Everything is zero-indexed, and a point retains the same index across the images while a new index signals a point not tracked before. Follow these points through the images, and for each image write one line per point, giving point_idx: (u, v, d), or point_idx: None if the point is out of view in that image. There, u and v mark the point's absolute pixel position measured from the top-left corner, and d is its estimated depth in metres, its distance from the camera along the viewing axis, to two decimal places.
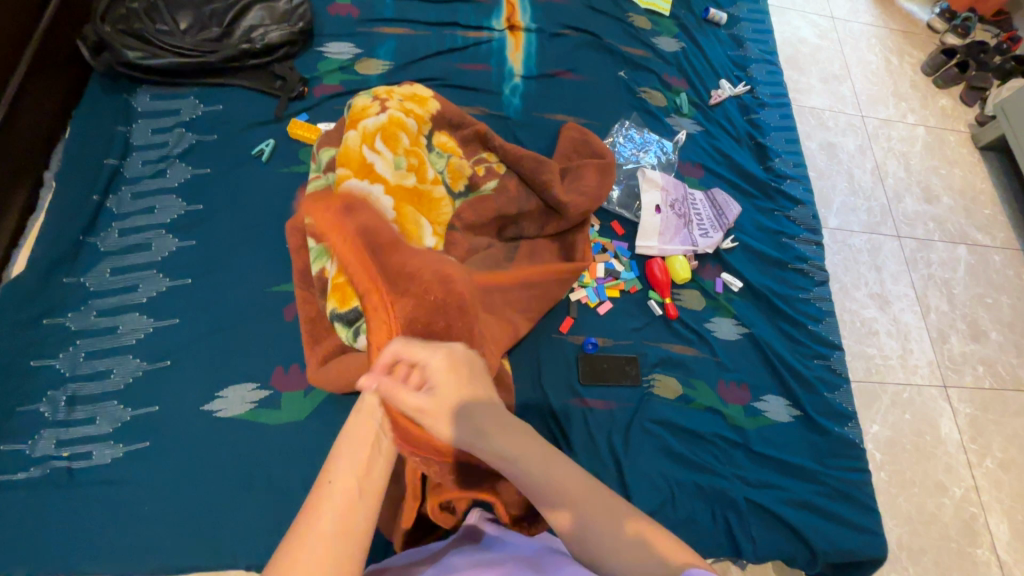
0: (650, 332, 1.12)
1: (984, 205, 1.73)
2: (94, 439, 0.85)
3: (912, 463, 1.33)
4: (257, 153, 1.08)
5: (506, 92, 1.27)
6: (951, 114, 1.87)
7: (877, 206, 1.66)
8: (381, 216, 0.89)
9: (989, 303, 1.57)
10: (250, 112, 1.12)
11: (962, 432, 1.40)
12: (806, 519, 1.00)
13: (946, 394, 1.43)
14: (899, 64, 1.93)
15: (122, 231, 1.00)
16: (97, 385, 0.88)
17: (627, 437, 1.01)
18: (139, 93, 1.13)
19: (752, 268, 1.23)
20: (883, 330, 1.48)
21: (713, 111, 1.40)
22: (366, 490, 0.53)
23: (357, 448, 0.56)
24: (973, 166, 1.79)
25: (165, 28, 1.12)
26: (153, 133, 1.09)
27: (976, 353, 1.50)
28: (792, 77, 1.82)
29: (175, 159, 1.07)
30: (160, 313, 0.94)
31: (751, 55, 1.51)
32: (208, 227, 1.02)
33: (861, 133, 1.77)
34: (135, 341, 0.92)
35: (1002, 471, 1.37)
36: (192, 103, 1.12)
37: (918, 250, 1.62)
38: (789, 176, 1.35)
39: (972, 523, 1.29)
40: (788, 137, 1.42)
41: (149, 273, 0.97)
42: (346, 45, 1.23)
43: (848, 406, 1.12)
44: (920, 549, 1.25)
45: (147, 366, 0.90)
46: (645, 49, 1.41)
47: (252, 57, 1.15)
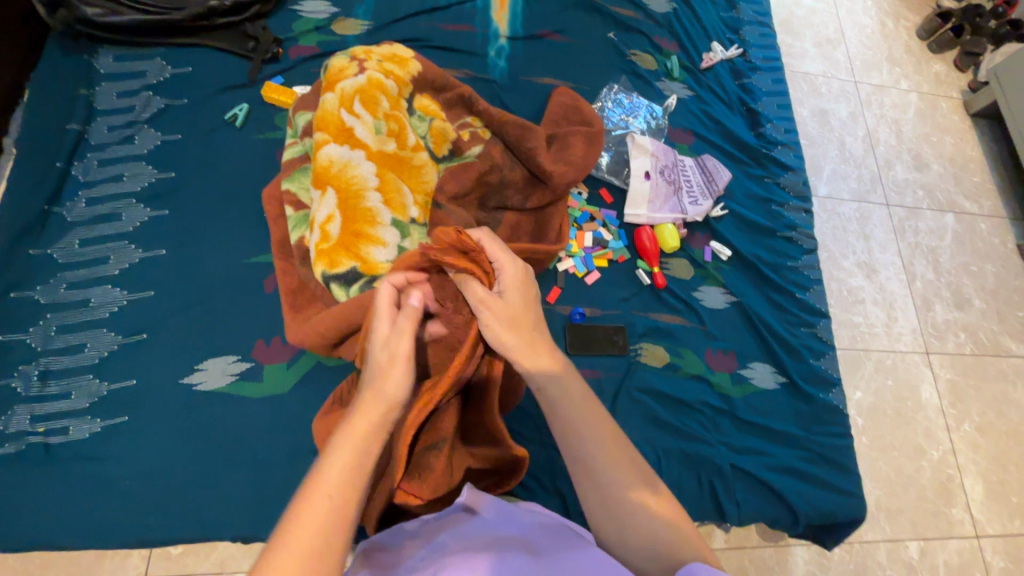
0: (638, 302, 1.11)
1: (973, 173, 1.72)
2: (70, 414, 0.83)
3: (892, 428, 1.36)
4: (230, 118, 1.03)
5: (491, 54, 1.22)
6: (944, 80, 1.85)
7: (867, 174, 1.65)
8: (367, 180, 0.86)
9: (974, 271, 1.59)
10: (222, 74, 1.07)
11: (942, 397, 1.42)
12: (790, 483, 1.02)
13: (928, 360, 1.46)
14: (895, 28, 1.89)
15: (90, 200, 0.96)
16: (70, 359, 0.86)
17: (614, 405, 1.02)
18: (101, 53, 1.06)
19: (741, 237, 1.21)
20: (868, 299, 1.49)
21: (704, 75, 1.36)
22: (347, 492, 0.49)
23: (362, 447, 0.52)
24: (964, 133, 1.78)
25: None
26: (119, 97, 1.04)
27: (959, 321, 1.52)
28: (785, 41, 1.77)
29: (144, 125, 1.02)
30: (134, 285, 0.91)
31: (744, 17, 1.46)
32: (181, 196, 0.98)
33: (854, 100, 1.75)
34: (109, 314, 0.89)
35: (979, 435, 1.40)
36: (159, 64, 1.06)
37: (906, 218, 1.62)
38: (780, 143, 1.33)
39: (949, 484, 1.33)
40: (781, 102, 1.39)
41: (120, 244, 0.93)
42: (323, 3, 1.17)
43: (833, 373, 1.13)
44: (897, 510, 1.29)
45: (123, 340, 0.88)
46: (635, 9, 1.36)
47: (221, 16, 1.09)
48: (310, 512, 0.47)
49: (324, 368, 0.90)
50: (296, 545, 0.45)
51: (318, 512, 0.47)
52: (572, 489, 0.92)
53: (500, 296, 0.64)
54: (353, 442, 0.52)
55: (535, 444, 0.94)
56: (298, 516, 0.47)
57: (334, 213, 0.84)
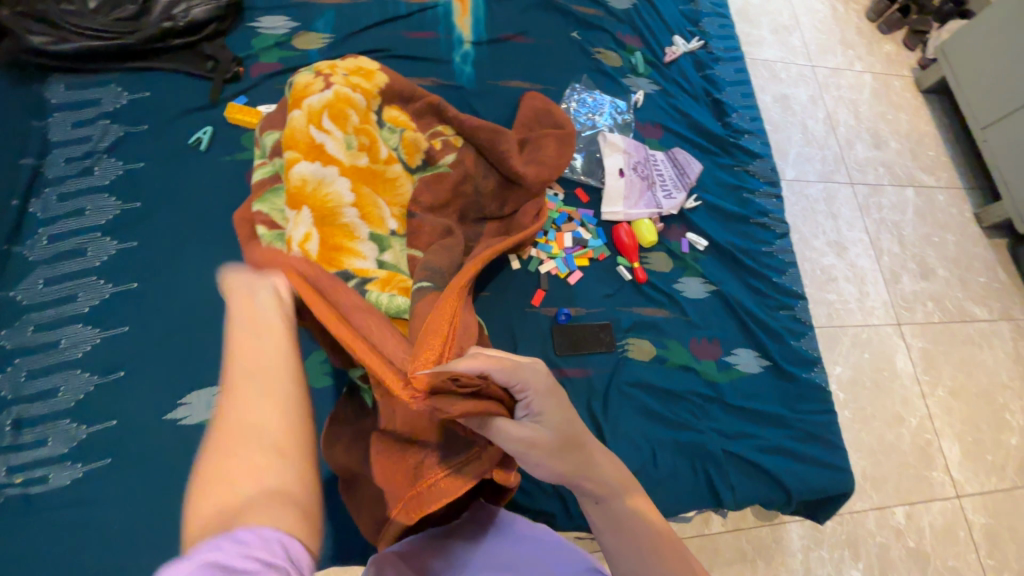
0: (621, 297, 1.12)
1: (929, 147, 1.79)
2: (49, 462, 0.80)
3: (872, 399, 1.41)
4: (195, 142, 1.01)
5: (457, 60, 1.21)
6: (895, 59, 1.91)
7: (830, 155, 1.70)
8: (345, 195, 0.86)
9: (936, 242, 1.65)
10: (182, 98, 1.04)
11: (916, 365, 1.48)
12: (781, 463, 1.05)
13: (900, 331, 1.51)
14: (845, 12, 1.95)
15: (52, 237, 0.92)
16: (45, 405, 0.82)
17: (606, 402, 1.03)
18: (50, 82, 1.02)
19: (715, 226, 1.24)
20: (841, 276, 1.54)
21: (668, 69, 1.38)
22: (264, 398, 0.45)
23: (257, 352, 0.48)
24: (917, 109, 1.85)
25: (72, 8, 1.02)
26: (73, 127, 1.00)
27: (926, 291, 1.58)
28: (743, 30, 1.81)
29: (103, 154, 0.98)
30: (107, 322, 0.88)
31: (703, 9, 1.49)
32: (149, 225, 0.95)
33: (813, 83, 1.80)
34: (81, 354, 0.86)
35: (952, 398, 1.46)
36: (114, 90, 1.03)
37: (870, 195, 1.68)
38: (746, 131, 1.36)
39: (928, 448, 1.39)
40: (744, 91, 1.42)
41: (88, 280, 0.90)
42: (281, 18, 1.15)
43: (813, 352, 1.16)
44: (882, 477, 1.34)
45: (99, 380, 0.84)
46: (596, 7, 1.37)
47: (177, 37, 1.06)
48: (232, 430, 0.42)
49: (313, 391, 0.93)
50: (221, 468, 0.40)
51: (235, 427, 0.42)
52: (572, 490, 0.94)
53: (534, 427, 0.58)
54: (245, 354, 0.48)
55: None
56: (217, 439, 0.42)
57: (313, 231, 0.82)
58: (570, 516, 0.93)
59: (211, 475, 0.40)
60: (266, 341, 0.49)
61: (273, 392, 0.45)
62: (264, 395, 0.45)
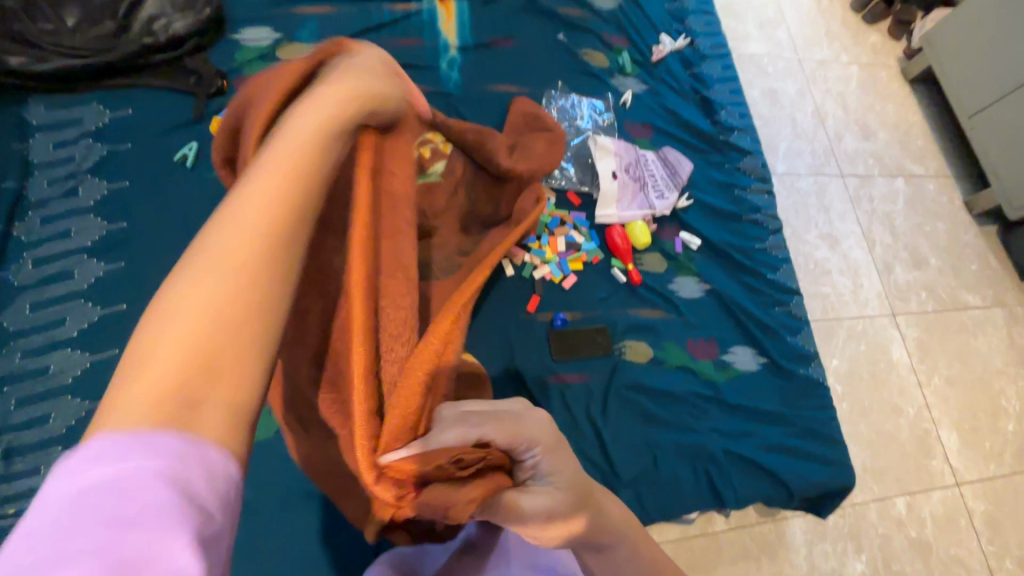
0: (616, 300, 1.12)
1: (917, 136, 1.80)
2: (41, 490, 0.78)
3: (869, 391, 1.41)
4: (180, 159, 0.99)
5: (444, 67, 1.20)
6: (881, 50, 1.92)
7: (820, 147, 1.71)
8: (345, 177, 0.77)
9: (927, 231, 1.66)
10: (166, 114, 1.03)
11: (911, 355, 1.48)
12: (781, 460, 1.05)
13: (895, 322, 1.52)
14: (830, 4, 1.96)
15: (37, 261, 0.91)
16: (35, 432, 0.81)
17: (605, 406, 1.02)
18: (30, 103, 1.00)
19: (708, 225, 1.24)
20: (834, 269, 1.54)
21: (656, 68, 1.38)
22: (232, 296, 0.33)
23: (259, 238, 0.35)
24: (904, 99, 1.85)
25: (50, 27, 1.00)
26: (56, 148, 0.98)
27: (919, 280, 1.59)
28: (729, 26, 1.81)
29: (87, 175, 0.97)
30: (97, 346, 0.87)
31: (688, 7, 1.49)
32: (137, 245, 0.93)
33: (800, 76, 1.80)
34: (72, 379, 0.84)
35: (948, 386, 1.47)
36: (96, 109, 1.01)
37: (861, 187, 1.68)
38: (736, 127, 1.35)
39: (926, 438, 1.39)
40: (732, 87, 1.42)
41: (76, 303, 0.89)
42: (264, 30, 1.14)
43: (810, 347, 1.16)
44: (882, 468, 1.34)
45: (91, 405, 0.83)
46: (582, 9, 1.36)
47: (158, 53, 1.05)
48: (182, 323, 0.31)
49: None
50: (150, 364, 0.29)
51: (221, 274, 0.33)
52: None
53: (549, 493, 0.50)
54: (250, 224, 0.35)
55: None
56: (164, 324, 0.31)
57: None
58: None
59: (139, 365, 0.29)
60: (277, 229, 0.36)
61: (257, 296, 0.34)
62: (267, 239, 0.35)
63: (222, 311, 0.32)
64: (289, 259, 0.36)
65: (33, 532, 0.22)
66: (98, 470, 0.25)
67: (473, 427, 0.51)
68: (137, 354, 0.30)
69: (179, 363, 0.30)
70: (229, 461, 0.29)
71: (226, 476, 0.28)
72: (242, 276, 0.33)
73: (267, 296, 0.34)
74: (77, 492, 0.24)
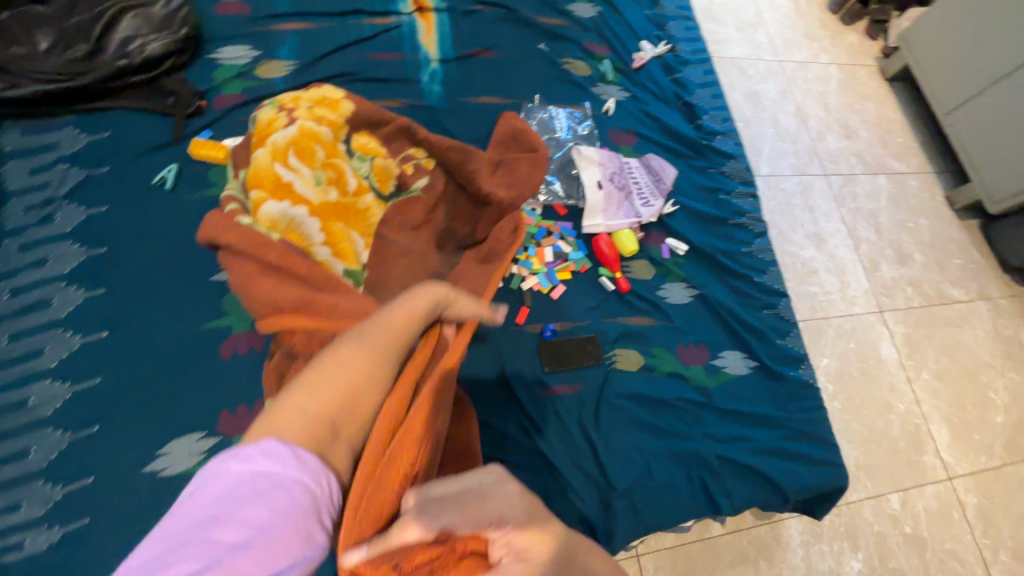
0: (606, 308, 1.12)
1: (897, 134, 1.82)
2: (23, 527, 0.76)
3: (860, 388, 1.42)
4: (160, 181, 0.98)
5: (425, 79, 1.20)
6: (859, 50, 1.94)
7: (803, 147, 1.72)
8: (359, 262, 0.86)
9: (911, 228, 1.68)
10: (144, 136, 1.01)
11: (900, 351, 1.50)
12: (775, 464, 1.05)
13: (882, 318, 1.53)
14: (807, 5, 1.98)
15: (14, 290, 0.89)
16: (14, 467, 0.79)
17: (597, 416, 1.02)
18: (5, 128, 0.98)
19: (694, 230, 1.24)
20: (821, 268, 1.55)
21: (638, 74, 1.38)
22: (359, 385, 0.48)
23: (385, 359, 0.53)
24: (883, 97, 1.88)
25: (22, 51, 0.98)
26: (31, 174, 0.96)
27: (905, 276, 1.60)
28: (709, 29, 1.83)
29: (64, 201, 0.95)
30: (78, 376, 0.85)
31: (668, 13, 1.50)
32: (117, 271, 0.92)
33: (781, 78, 1.82)
34: (52, 411, 0.82)
35: (937, 381, 1.48)
36: (72, 133, 1.00)
37: (845, 185, 1.70)
38: (718, 132, 1.36)
39: (918, 433, 1.41)
40: (713, 92, 1.43)
41: (55, 332, 0.87)
42: (242, 48, 1.13)
43: (799, 349, 1.17)
44: (875, 466, 1.35)
45: (72, 437, 0.81)
46: (562, 18, 1.37)
47: (134, 74, 1.04)
48: (330, 388, 0.45)
49: None
50: (298, 403, 0.43)
51: (361, 365, 0.49)
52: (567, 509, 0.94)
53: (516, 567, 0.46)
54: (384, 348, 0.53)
55: (526, 471, 0.96)
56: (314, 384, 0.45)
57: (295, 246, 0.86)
58: None
59: (292, 406, 0.42)
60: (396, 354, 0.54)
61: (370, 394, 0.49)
62: (386, 357, 0.53)
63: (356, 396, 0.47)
64: (385, 376, 0.52)
65: (222, 492, 0.36)
66: (261, 465, 0.37)
67: (433, 518, 0.45)
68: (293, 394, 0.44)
69: (315, 411, 0.43)
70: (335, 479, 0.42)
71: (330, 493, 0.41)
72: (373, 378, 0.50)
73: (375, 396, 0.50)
74: (248, 472, 0.37)
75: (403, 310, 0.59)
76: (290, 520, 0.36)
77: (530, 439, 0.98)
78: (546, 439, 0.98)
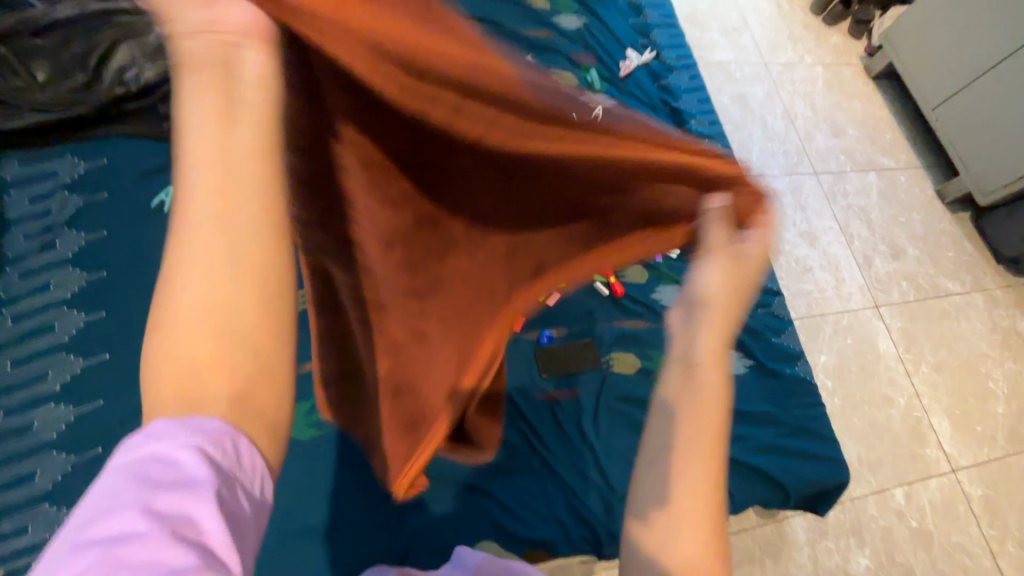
0: (601, 313, 1.13)
1: (885, 131, 1.85)
2: (31, 550, 0.77)
3: (859, 383, 1.43)
4: (157, 204, 1.00)
5: None
6: (843, 49, 1.97)
7: (792, 147, 1.74)
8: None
9: (903, 222, 1.69)
10: (141, 161, 1.03)
11: (897, 345, 1.51)
12: (776, 461, 1.05)
13: (878, 313, 1.54)
14: (790, 9, 2.01)
15: (17, 316, 0.90)
16: (20, 491, 0.80)
17: (596, 420, 1.03)
18: (5, 158, 1.00)
19: None
20: (815, 265, 1.57)
21: (624, 82, 1.41)
22: (219, 264, 0.32)
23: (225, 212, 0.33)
24: (869, 95, 1.90)
25: (20, 84, 1.01)
26: (31, 202, 0.98)
27: (899, 271, 1.61)
28: (695, 35, 1.86)
29: (64, 227, 0.97)
30: (81, 398, 0.86)
31: (652, 21, 1.53)
32: (118, 293, 0.93)
33: (767, 80, 1.84)
34: (56, 434, 0.83)
35: (936, 373, 1.49)
36: (70, 160, 1.02)
37: (835, 183, 1.72)
38: (706, 135, 1.38)
39: (919, 426, 1.41)
40: (699, 96, 1.46)
41: (58, 356, 0.88)
42: None
43: (795, 346, 1.19)
44: (878, 460, 1.35)
45: (77, 459, 0.82)
46: (548, 30, 1.40)
47: (130, 101, 1.06)
48: (185, 305, 0.32)
49: (300, 444, 0.92)
50: (172, 351, 0.32)
51: (206, 261, 0.32)
52: (569, 513, 0.95)
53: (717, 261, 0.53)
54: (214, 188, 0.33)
55: (527, 477, 0.96)
56: (174, 300, 0.32)
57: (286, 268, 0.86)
58: (571, 540, 0.93)
59: (165, 352, 0.32)
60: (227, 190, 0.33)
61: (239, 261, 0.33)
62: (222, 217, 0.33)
63: (211, 283, 0.32)
64: (247, 251, 0.33)
65: (103, 487, 0.27)
66: (151, 447, 0.29)
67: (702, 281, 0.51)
68: (155, 344, 0.32)
69: (193, 343, 0.31)
70: (254, 447, 0.31)
71: (250, 454, 0.31)
72: (221, 250, 0.33)
73: (245, 273, 0.33)
74: (134, 460, 0.28)
75: (203, 151, 0.33)
76: (187, 505, 0.27)
77: (530, 446, 0.99)
78: (547, 444, 0.99)
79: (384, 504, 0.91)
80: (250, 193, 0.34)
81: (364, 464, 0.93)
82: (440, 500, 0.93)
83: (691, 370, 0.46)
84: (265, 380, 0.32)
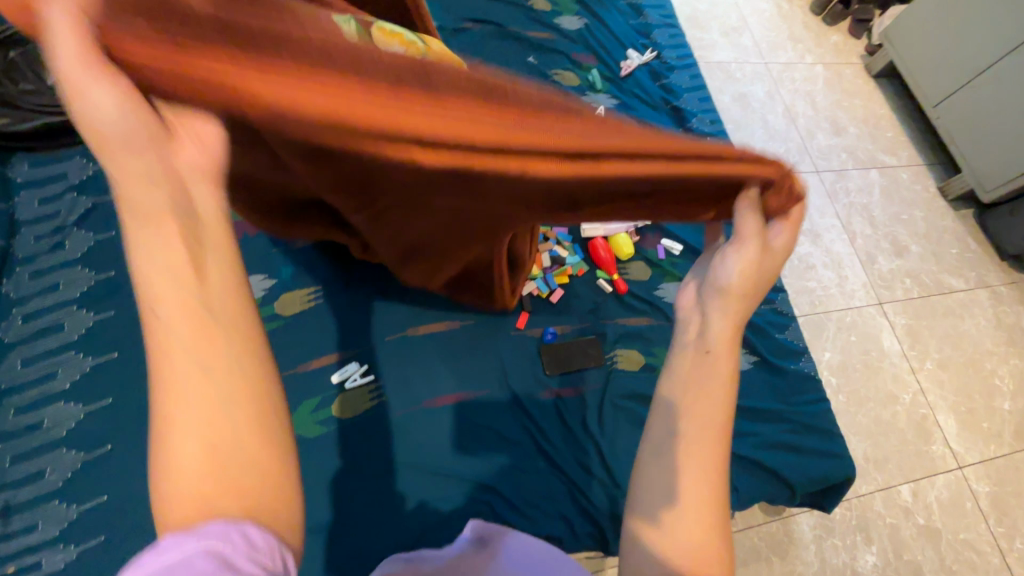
0: (604, 310, 1.14)
1: (886, 129, 1.85)
2: (41, 547, 0.78)
3: (863, 381, 1.43)
4: None
5: None
6: (843, 48, 1.98)
7: (793, 146, 1.75)
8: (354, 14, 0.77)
9: (905, 220, 1.69)
10: None
11: (902, 342, 1.50)
12: (782, 457, 1.05)
13: (882, 310, 1.54)
14: (790, 9, 2.02)
15: (27, 316, 0.91)
16: (31, 489, 0.81)
17: (601, 417, 1.03)
18: (15, 161, 1.02)
19: (688, 230, 1.26)
20: (818, 263, 1.57)
21: (626, 82, 1.42)
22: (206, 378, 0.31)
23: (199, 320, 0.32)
24: (870, 94, 1.91)
25: (30, 87, 1.02)
26: (41, 204, 1.00)
27: (902, 268, 1.61)
28: (695, 36, 1.87)
29: (73, 228, 0.98)
30: (90, 397, 0.87)
31: (652, 22, 1.54)
32: (126, 293, 0.94)
33: (768, 79, 1.85)
34: (66, 432, 0.84)
35: (941, 370, 1.48)
36: (79, 163, 1.03)
37: (837, 181, 1.72)
38: (708, 134, 1.39)
39: (925, 423, 1.40)
40: (700, 96, 1.47)
41: (67, 355, 0.89)
42: None
43: (799, 343, 1.19)
44: (884, 457, 1.35)
45: (86, 457, 0.83)
46: (549, 32, 1.41)
47: None
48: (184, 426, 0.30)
49: (306, 441, 0.93)
50: (183, 479, 0.30)
51: (190, 381, 0.31)
52: (575, 509, 0.95)
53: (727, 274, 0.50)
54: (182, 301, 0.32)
55: (532, 473, 0.97)
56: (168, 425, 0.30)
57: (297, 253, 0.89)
58: (576, 536, 0.94)
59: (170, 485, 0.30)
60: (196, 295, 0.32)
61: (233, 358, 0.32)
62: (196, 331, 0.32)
63: (202, 391, 0.31)
64: (227, 358, 0.32)
65: None
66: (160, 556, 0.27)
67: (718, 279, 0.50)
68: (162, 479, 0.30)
69: (200, 458, 0.30)
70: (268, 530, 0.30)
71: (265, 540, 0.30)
72: (204, 362, 0.31)
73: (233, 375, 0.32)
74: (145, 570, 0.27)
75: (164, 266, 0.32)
76: None
77: (536, 443, 0.99)
78: (552, 441, 1.00)
79: (390, 501, 0.91)
80: (223, 299, 0.33)
81: (369, 461, 0.93)
82: (446, 497, 0.93)
83: (706, 354, 0.49)
84: (275, 476, 0.32)
